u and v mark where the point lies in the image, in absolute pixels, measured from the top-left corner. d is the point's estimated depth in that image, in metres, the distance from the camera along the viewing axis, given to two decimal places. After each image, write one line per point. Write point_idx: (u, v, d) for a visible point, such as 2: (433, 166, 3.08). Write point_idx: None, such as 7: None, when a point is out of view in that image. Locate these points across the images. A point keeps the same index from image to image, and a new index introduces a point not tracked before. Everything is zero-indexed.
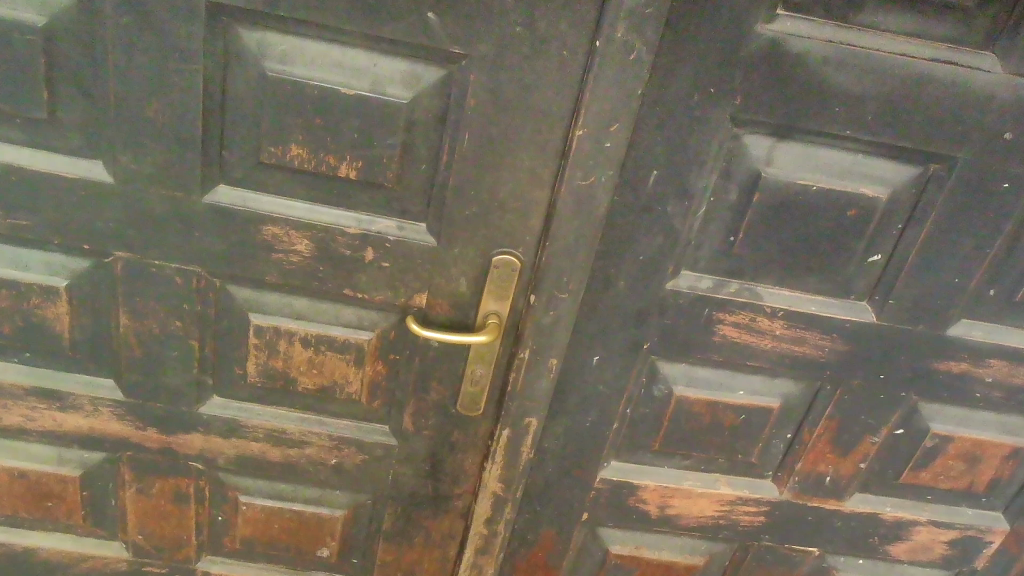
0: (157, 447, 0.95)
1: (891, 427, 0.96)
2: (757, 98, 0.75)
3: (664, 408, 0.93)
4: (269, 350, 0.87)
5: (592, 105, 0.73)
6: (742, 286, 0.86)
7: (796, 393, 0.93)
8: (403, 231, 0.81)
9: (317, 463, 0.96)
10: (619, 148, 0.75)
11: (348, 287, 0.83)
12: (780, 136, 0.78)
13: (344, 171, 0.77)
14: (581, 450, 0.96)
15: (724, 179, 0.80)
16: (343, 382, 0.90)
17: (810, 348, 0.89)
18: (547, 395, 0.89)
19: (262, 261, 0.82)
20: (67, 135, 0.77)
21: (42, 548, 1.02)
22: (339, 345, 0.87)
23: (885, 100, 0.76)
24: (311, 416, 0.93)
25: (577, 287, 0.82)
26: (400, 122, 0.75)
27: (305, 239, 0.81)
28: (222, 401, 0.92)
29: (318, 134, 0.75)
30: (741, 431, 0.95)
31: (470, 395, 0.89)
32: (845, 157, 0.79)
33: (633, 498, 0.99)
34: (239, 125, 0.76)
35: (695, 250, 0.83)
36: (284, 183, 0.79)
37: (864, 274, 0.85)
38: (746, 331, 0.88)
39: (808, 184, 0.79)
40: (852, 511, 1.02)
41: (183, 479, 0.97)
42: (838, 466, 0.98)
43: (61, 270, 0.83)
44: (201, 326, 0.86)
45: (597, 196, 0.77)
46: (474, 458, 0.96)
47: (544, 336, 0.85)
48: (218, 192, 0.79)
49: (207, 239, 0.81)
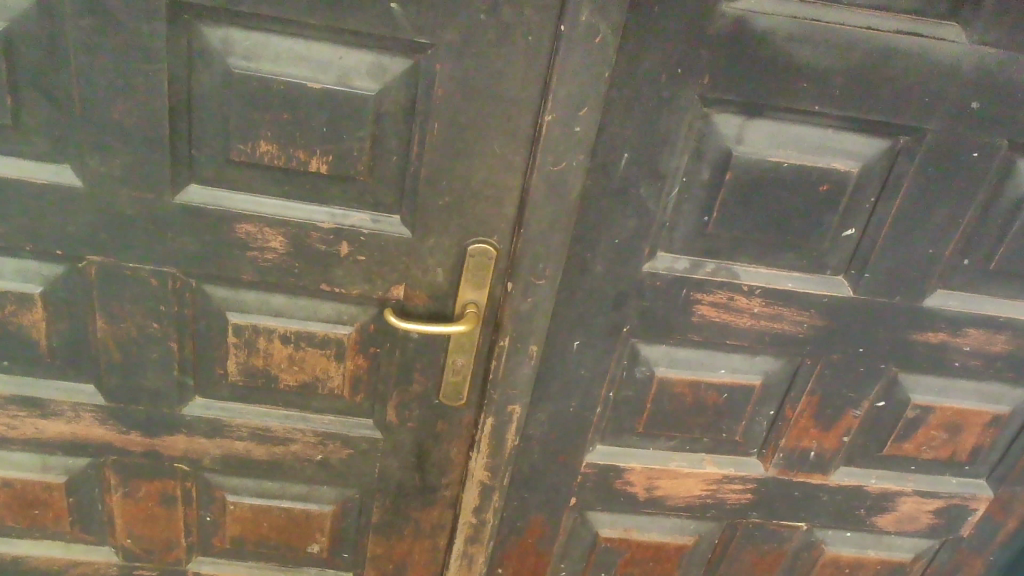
0: (141, 451, 0.94)
1: (873, 400, 0.96)
2: (725, 77, 0.75)
3: (647, 390, 0.93)
4: (249, 349, 0.87)
5: (559, 89, 0.73)
6: (718, 266, 0.86)
7: (777, 369, 0.94)
8: (376, 223, 0.81)
9: (303, 459, 0.96)
10: (589, 132, 0.75)
11: (325, 282, 0.83)
12: (750, 115, 0.78)
13: (315, 166, 0.77)
14: (566, 435, 0.96)
15: (695, 160, 0.80)
16: (325, 377, 0.90)
17: (789, 325, 0.90)
18: (529, 382, 0.89)
19: (237, 260, 0.82)
20: (34, 140, 0.76)
21: (31, 556, 1.01)
22: (318, 340, 0.87)
23: (853, 75, 0.76)
24: (295, 412, 0.93)
25: (553, 273, 0.83)
26: (368, 114, 0.75)
27: (279, 235, 0.80)
28: (204, 402, 0.92)
29: (287, 130, 0.75)
30: (725, 410, 0.96)
31: (453, 385, 0.90)
32: (816, 132, 0.79)
33: (619, 481, 1.00)
34: (207, 124, 0.75)
35: (670, 231, 0.83)
36: (255, 180, 0.78)
37: (839, 249, 0.86)
38: (724, 310, 0.88)
39: (779, 161, 0.79)
40: (837, 485, 1.03)
41: (169, 482, 0.97)
42: (822, 440, 0.99)
43: (34, 276, 0.82)
44: (179, 327, 0.86)
45: (569, 180, 0.77)
46: (460, 448, 0.96)
47: (524, 324, 0.85)
48: (190, 192, 0.78)
49: (181, 240, 0.80)
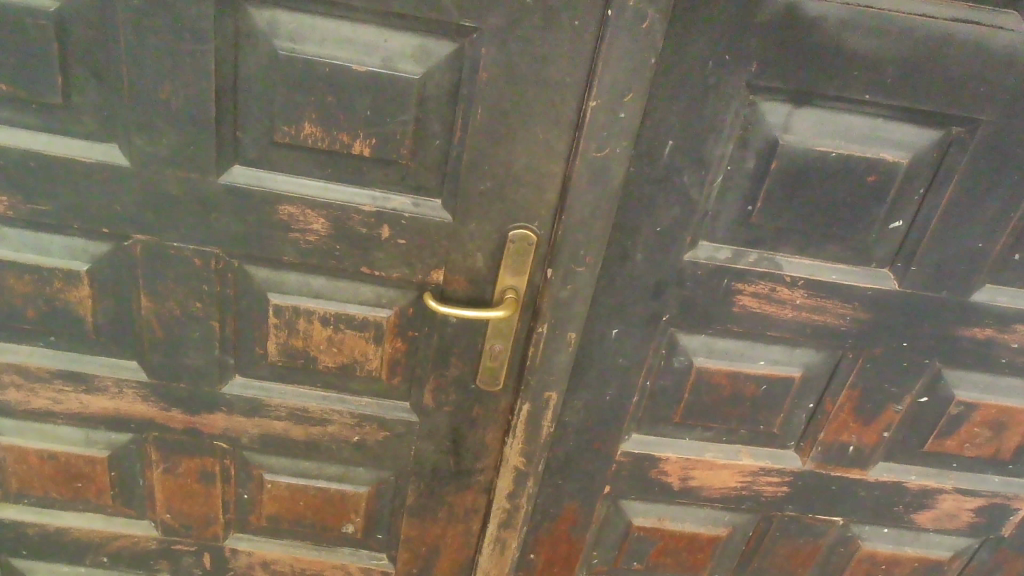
0: (181, 428, 0.96)
1: (915, 395, 0.95)
2: (773, 65, 0.74)
3: (685, 380, 0.93)
4: (289, 329, 0.88)
5: (605, 74, 0.72)
6: (761, 256, 0.85)
7: (818, 362, 0.92)
8: (418, 207, 0.81)
9: (339, 440, 0.96)
10: (633, 119, 0.75)
11: (365, 265, 0.84)
12: (797, 103, 0.77)
13: (358, 149, 0.77)
14: (602, 423, 0.96)
15: (740, 149, 0.79)
16: (363, 360, 0.90)
17: (832, 318, 0.88)
18: (566, 369, 0.89)
19: (279, 241, 0.82)
20: (83, 120, 0.77)
21: (74, 528, 1.04)
22: (358, 322, 0.87)
23: (905, 64, 0.75)
24: (333, 394, 0.94)
25: (594, 260, 0.82)
26: (412, 98, 0.75)
27: (321, 217, 0.81)
28: (244, 380, 0.93)
29: (331, 113, 0.75)
30: (763, 402, 0.95)
31: (490, 371, 0.90)
32: (865, 122, 0.78)
33: (654, 470, 1.00)
34: (253, 105, 0.76)
35: (713, 220, 0.83)
36: (299, 162, 0.79)
37: (885, 241, 0.84)
38: (766, 301, 0.87)
39: (826, 151, 0.78)
40: (876, 480, 1.02)
41: (208, 459, 0.98)
42: (861, 435, 0.98)
43: (81, 254, 0.84)
44: (221, 307, 0.87)
45: (612, 167, 0.77)
46: (495, 433, 0.96)
47: (562, 311, 0.85)
48: (234, 173, 0.79)
49: (224, 221, 0.81)
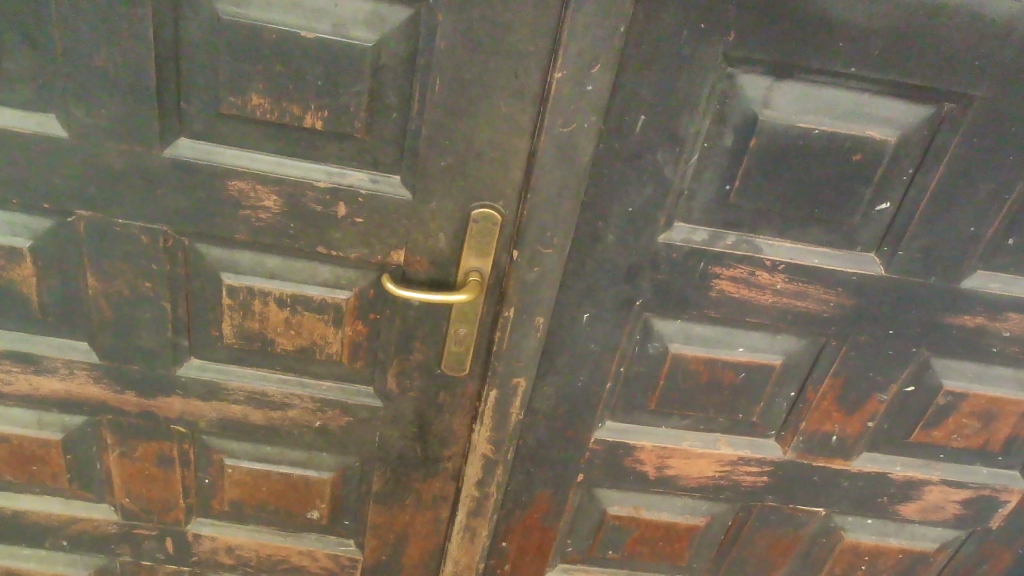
0: (136, 411, 0.92)
1: (902, 384, 0.91)
2: (752, 36, 0.69)
3: (661, 367, 0.89)
4: (244, 311, 0.84)
5: (571, 44, 0.68)
6: (740, 239, 0.80)
7: (800, 350, 0.88)
8: (375, 183, 0.76)
9: (301, 425, 0.93)
10: (601, 92, 0.70)
11: (322, 244, 0.79)
12: (778, 77, 0.72)
13: (310, 121, 0.73)
14: (574, 410, 0.92)
15: (717, 125, 0.74)
16: (323, 343, 0.86)
17: (814, 304, 0.84)
18: (535, 355, 0.85)
19: (230, 218, 0.78)
20: (17, 88, 0.72)
21: (31, 511, 1.01)
22: (316, 304, 0.83)
23: (894, 35, 0.70)
24: (293, 378, 0.90)
25: (562, 242, 0.78)
26: (365, 67, 0.70)
27: (273, 194, 0.76)
28: (200, 363, 0.89)
29: (280, 83, 0.71)
30: (742, 390, 0.91)
31: (455, 356, 0.85)
32: (851, 97, 0.73)
33: (629, 459, 0.96)
34: (197, 74, 0.71)
35: (689, 200, 0.78)
36: (248, 135, 0.74)
37: (871, 224, 0.80)
38: (745, 286, 0.83)
39: (808, 128, 0.73)
40: (859, 471, 0.98)
41: (166, 443, 0.95)
42: (845, 425, 0.94)
43: (23, 230, 0.79)
44: (172, 287, 0.83)
45: (580, 143, 0.72)
46: (463, 420, 0.92)
47: (529, 294, 0.81)
48: (179, 146, 0.74)
49: (172, 196, 0.77)
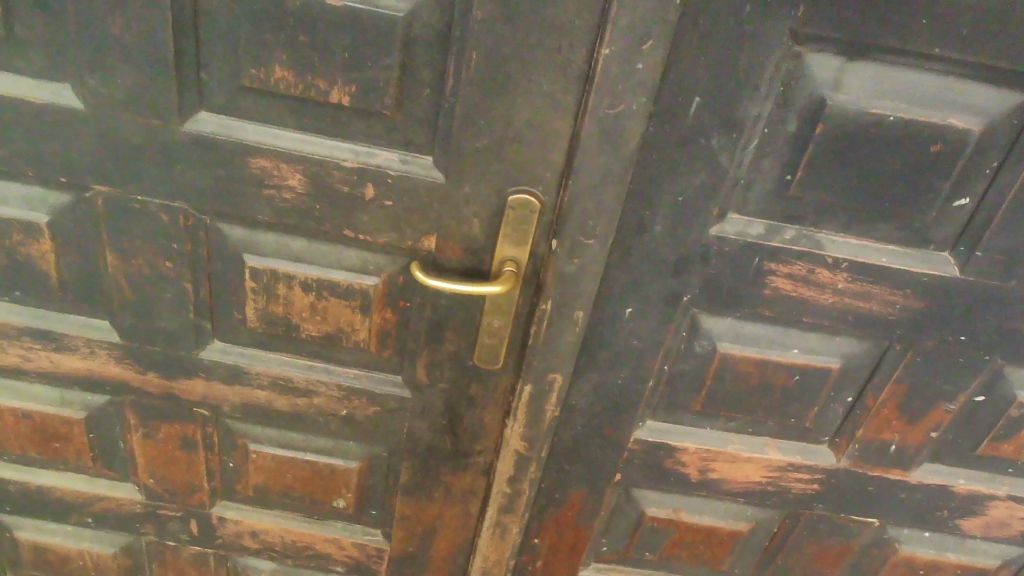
0: (159, 393, 0.89)
1: (970, 394, 0.84)
2: (824, 11, 0.62)
3: (707, 366, 0.83)
4: (268, 294, 0.80)
5: (620, 18, 0.61)
6: (800, 233, 0.74)
7: (860, 353, 0.82)
8: (405, 164, 0.71)
9: (327, 413, 0.89)
10: (652, 71, 0.64)
11: (348, 227, 0.75)
12: (851, 57, 0.65)
13: (337, 97, 0.68)
14: (612, 408, 0.87)
15: (780, 109, 0.67)
16: (350, 330, 0.82)
17: (879, 306, 0.77)
18: (572, 351, 0.80)
19: (253, 198, 0.74)
20: (31, 56, 0.68)
21: (55, 487, 0.99)
22: (342, 290, 0.79)
23: (985, 11, 0.62)
24: (318, 364, 0.86)
25: (604, 232, 0.72)
26: (396, 39, 0.65)
27: (298, 173, 0.72)
28: (223, 346, 0.85)
29: (305, 55, 0.66)
30: (795, 394, 0.85)
31: (488, 348, 0.80)
32: (932, 81, 0.65)
33: (670, 461, 0.91)
34: (217, 44, 0.66)
35: (745, 191, 0.72)
36: (271, 110, 0.69)
37: (946, 221, 0.72)
38: (804, 285, 0.76)
39: (882, 114, 0.66)
40: (919, 483, 0.91)
41: (189, 426, 0.92)
42: (905, 435, 0.87)
43: (40, 204, 0.76)
44: (194, 267, 0.79)
45: (627, 127, 0.66)
46: (495, 414, 0.88)
47: (568, 287, 0.75)
48: (200, 121, 0.70)
49: (192, 173, 0.72)
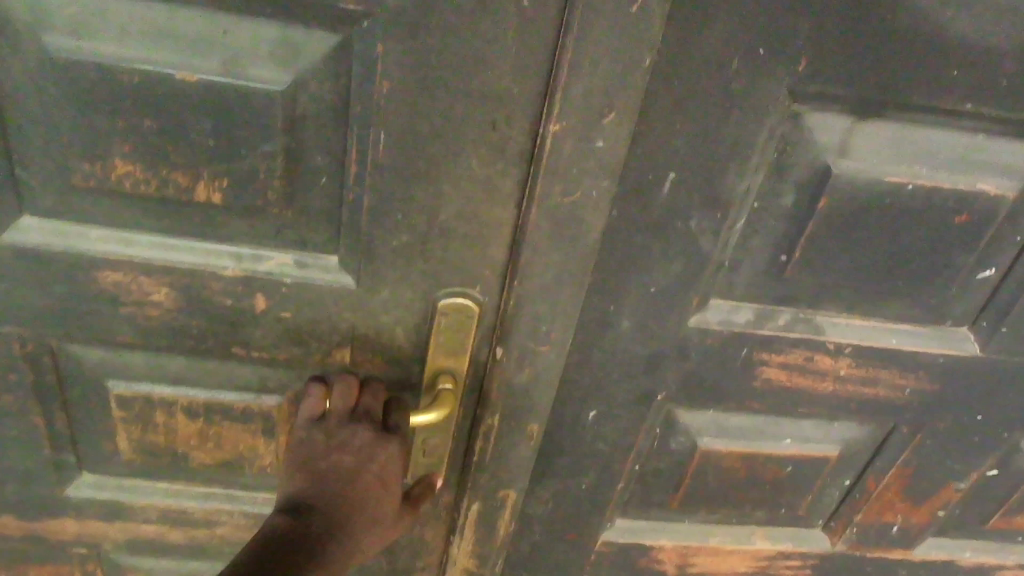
0: (19, 536, 0.72)
1: (984, 471, 0.73)
2: (830, 64, 0.48)
3: (686, 464, 0.70)
4: (144, 422, 0.64)
5: (573, 86, 0.46)
6: (795, 316, 0.61)
7: (862, 438, 0.70)
8: (304, 268, 0.56)
9: (234, 543, 0.73)
10: (616, 149, 0.49)
11: (237, 343, 0.59)
12: (862, 116, 0.51)
13: (205, 193, 0.51)
14: (577, 514, 0.73)
15: (775, 181, 0.53)
16: (252, 454, 0.66)
17: (886, 390, 0.65)
18: (527, 464, 0.66)
19: (108, 317, 0.57)
20: None
21: None
22: (237, 412, 0.63)
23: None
24: (217, 492, 0.70)
25: (561, 337, 0.58)
26: (277, 120, 0.49)
27: (163, 286, 0.55)
28: (93, 480, 0.69)
29: (155, 144, 0.49)
30: (787, 484, 0.72)
31: (423, 468, 0.66)
32: (957, 139, 0.53)
33: (644, 560, 0.78)
34: (32, 135, 0.49)
35: (730, 275, 0.58)
36: (118, 212, 0.53)
37: (968, 296, 0.60)
38: (799, 374, 0.63)
39: (899, 182, 0.53)
40: (923, 560, 0.81)
41: (64, 567, 0.75)
42: (910, 516, 0.76)
43: None
44: (43, 397, 0.62)
45: (586, 216, 0.52)
46: (438, 530, 0.73)
47: (519, 398, 0.61)
48: (21, 228, 0.53)
49: (21, 293, 0.55)
